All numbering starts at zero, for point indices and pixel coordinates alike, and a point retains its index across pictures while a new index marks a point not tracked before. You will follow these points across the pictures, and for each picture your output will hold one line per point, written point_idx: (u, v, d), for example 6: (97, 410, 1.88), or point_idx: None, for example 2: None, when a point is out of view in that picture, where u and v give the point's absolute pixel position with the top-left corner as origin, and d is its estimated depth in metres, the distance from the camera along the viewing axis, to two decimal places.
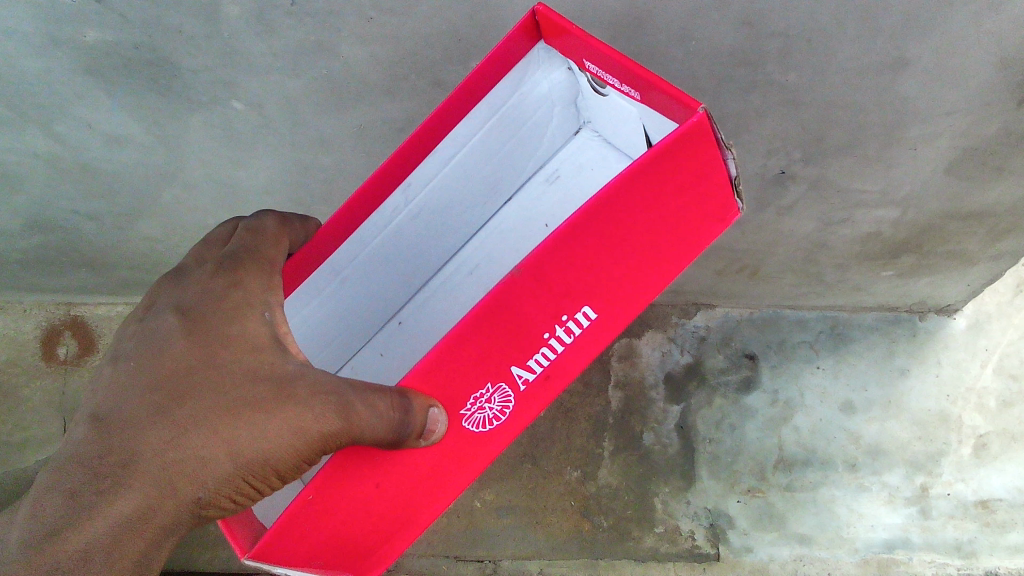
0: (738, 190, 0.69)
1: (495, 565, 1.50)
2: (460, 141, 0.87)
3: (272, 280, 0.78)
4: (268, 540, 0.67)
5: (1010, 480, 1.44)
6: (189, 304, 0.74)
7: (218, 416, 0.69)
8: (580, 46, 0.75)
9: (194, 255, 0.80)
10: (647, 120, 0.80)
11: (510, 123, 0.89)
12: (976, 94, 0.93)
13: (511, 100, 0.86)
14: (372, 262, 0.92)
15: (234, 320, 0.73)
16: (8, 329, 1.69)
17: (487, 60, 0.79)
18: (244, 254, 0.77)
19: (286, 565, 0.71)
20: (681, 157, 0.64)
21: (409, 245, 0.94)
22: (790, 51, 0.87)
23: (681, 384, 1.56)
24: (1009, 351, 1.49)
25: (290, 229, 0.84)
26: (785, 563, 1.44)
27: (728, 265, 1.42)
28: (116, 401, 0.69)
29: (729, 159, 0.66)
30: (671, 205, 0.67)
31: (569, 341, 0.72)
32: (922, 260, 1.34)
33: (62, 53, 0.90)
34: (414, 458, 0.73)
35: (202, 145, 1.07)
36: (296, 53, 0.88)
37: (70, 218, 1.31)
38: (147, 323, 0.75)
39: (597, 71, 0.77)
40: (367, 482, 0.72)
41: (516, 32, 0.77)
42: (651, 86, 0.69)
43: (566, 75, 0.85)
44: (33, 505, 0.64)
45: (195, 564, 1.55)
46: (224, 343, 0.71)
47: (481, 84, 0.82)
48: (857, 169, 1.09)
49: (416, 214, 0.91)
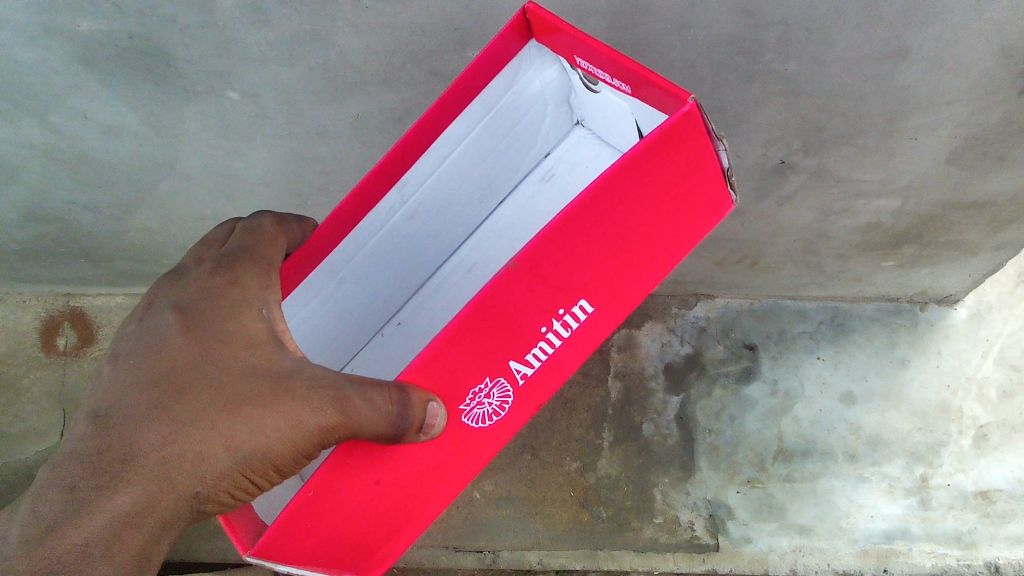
0: (732, 181, 0.68)
1: (494, 555, 1.50)
2: (454, 139, 0.86)
3: (270, 279, 0.78)
4: (270, 537, 0.68)
5: (1011, 471, 1.44)
6: (187, 303, 0.74)
7: (216, 413, 0.68)
8: (572, 44, 0.74)
9: (193, 255, 0.80)
10: (639, 115, 0.79)
11: (506, 118, 0.89)
12: (978, 83, 0.91)
13: (504, 98, 0.86)
14: (372, 259, 0.92)
15: (232, 318, 0.72)
16: (8, 320, 1.69)
17: (480, 58, 0.79)
18: (241, 253, 0.77)
19: (288, 562, 0.72)
20: (671, 148, 0.63)
21: (407, 244, 0.94)
22: (790, 40, 0.86)
23: (681, 374, 1.56)
24: (1010, 342, 1.49)
25: (287, 229, 0.84)
26: (784, 553, 1.44)
27: (728, 256, 1.41)
28: (115, 398, 0.68)
29: (722, 150, 0.65)
30: (663, 196, 0.67)
31: (567, 334, 0.71)
32: (923, 250, 1.33)
33: (56, 44, 0.89)
34: (414, 454, 0.72)
35: (199, 136, 1.06)
36: (292, 42, 0.87)
37: (66, 209, 1.30)
38: (146, 321, 0.74)
39: (588, 68, 0.76)
40: (367, 480, 0.72)
41: (508, 31, 0.77)
42: (643, 80, 0.68)
43: (558, 74, 0.85)
44: (32, 501, 0.63)
45: (195, 554, 1.56)
46: (222, 340, 0.71)
47: (475, 82, 0.81)
48: (857, 160, 1.08)
49: (414, 211, 0.91)
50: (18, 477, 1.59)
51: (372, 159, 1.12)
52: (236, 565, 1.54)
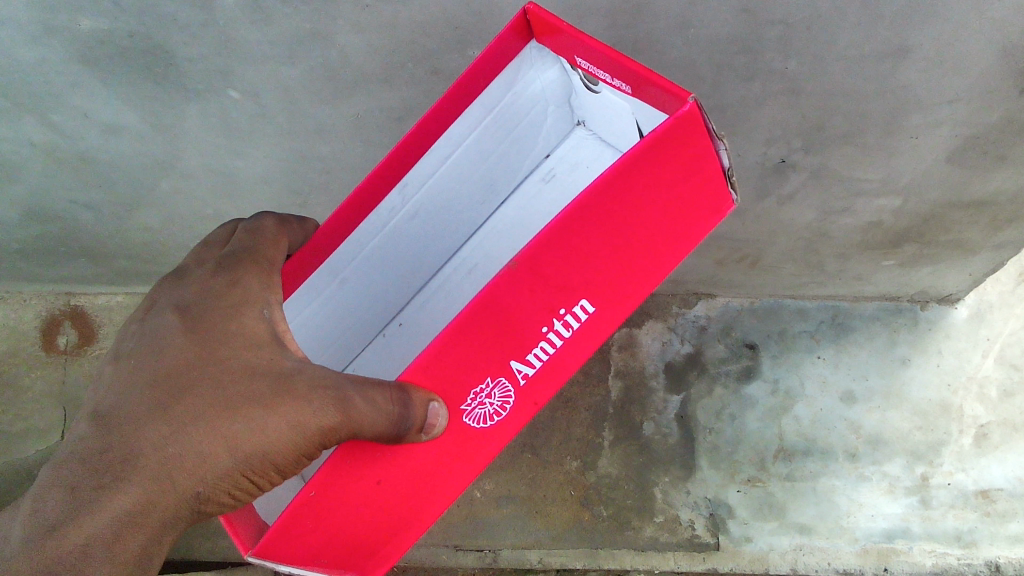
0: (733, 181, 0.68)
1: (495, 554, 1.51)
2: (455, 139, 0.86)
3: (271, 279, 0.78)
4: (270, 538, 0.68)
5: (1011, 470, 1.44)
6: (188, 303, 0.74)
7: (217, 413, 0.68)
8: (572, 44, 0.74)
9: (194, 256, 0.80)
10: (640, 116, 0.79)
11: (507, 118, 0.89)
12: (979, 82, 0.91)
13: (505, 99, 0.86)
14: (373, 259, 0.92)
15: (233, 318, 0.72)
16: (8, 319, 1.69)
17: (481, 58, 0.79)
18: (242, 253, 0.77)
19: (289, 563, 0.73)
20: (671, 147, 0.63)
21: (407, 244, 0.94)
22: (791, 39, 0.86)
23: (681, 373, 1.56)
24: (1010, 341, 1.49)
25: (288, 230, 0.84)
26: (784, 552, 1.44)
27: (728, 255, 1.41)
28: (116, 398, 0.68)
29: (723, 149, 0.65)
30: (664, 196, 0.67)
31: (568, 335, 0.71)
32: (923, 249, 1.33)
33: (57, 43, 0.89)
34: (415, 455, 0.72)
35: (200, 135, 1.06)
36: (293, 41, 0.87)
37: (67, 208, 1.30)
38: (148, 322, 0.74)
39: (588, 68, 0.77)
40: (368, 480, 0.72)
41: (508, 32, 0.77)
42: (643, 81, 0.68)
43: (559, 75, 0.85)
44: (33, 501, 0.64)
45: (196, 553, 1.56)
46: (223, 340, 0.71)
47: (476, 82, 0.81)
48: (858, 159, 1.08)
49: (415, 211, 0.91)
50: (18, 476, 1.59)
51: (373, 158, 1.12)
52: (236, 564, 1.55)
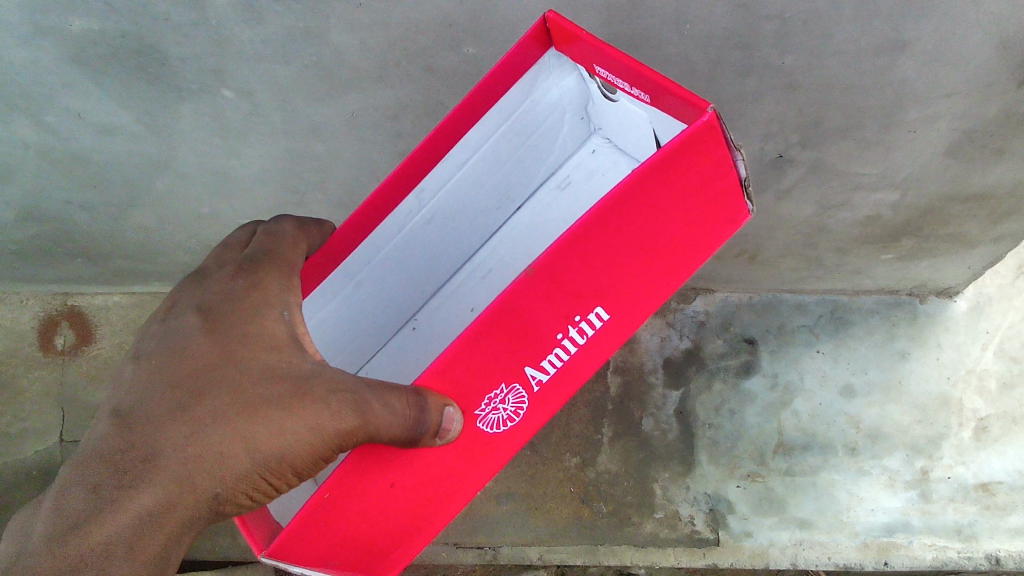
0: (749, 191, 0.68)
1: (494, 551, 1.51)
2: (473, 144, 0.86)
3: (291, 280, 0.77)
4: (284, 539, 0.68)
5: (1011, 463, 1.43)
6: (211, 304, 0.73)
7: (237, 414, 0.68)
8: (592, 52, 0.74)
9: (214, 257, 0.79)
10: (657, 124, 0.79)
11: (523, 125, 0.89)
12: (976, 75, 0.91)
13: (523, 106, 0.87)
14: (387, 264, 0.92)
15: (254, 319, 0.72)
16: (5, 319, 1.68)
17: (499, 67, 0.78)
18: (263, 256, 0.76)
19: (302, 564, 0.72)
20: (689, 156, 0.63)
21: (421, 249, 0.93)
22: (786, 33, 0.85)
23: (680, 368, 1.56)
24: (1010, 334, 1.49)
25: (307, 233, 0.82)
26: (784, 547, 1.44)
27: (727, 250, 1.40)
28: (138, 398, 0.68)
29: (739, 160, 0.65)
30: (680, 205, 0.66)
31: (582, 342, 0.71)
32: (922, 242, 1.33)
33: (48, 43, 0.89)
34: (430, 458, 0.72)
35: (193, 134, 1.06)
36: (286, 40, 0.87)
37: (62, 209, 1.29)
38: (170, 323, 0.74)
39: (607, 76, 0.76)
40: (382, 482, 0.72)
41: (528, 39, 0.77)
42: (663, 91, 0.68)
43: (576, 83, 0.86)
44: (55, 500, 0.63)
45: (195, 553, 1.56)
46: (244, 341, 0.70)
47: (495, 90, 0.81)
48: (857, 153, 1.07)
49: (431, 215, 0.91)
50: (17, 477, 1.59)
51: (369, 157, 1.11)
52: (236, 563, 1.55)
